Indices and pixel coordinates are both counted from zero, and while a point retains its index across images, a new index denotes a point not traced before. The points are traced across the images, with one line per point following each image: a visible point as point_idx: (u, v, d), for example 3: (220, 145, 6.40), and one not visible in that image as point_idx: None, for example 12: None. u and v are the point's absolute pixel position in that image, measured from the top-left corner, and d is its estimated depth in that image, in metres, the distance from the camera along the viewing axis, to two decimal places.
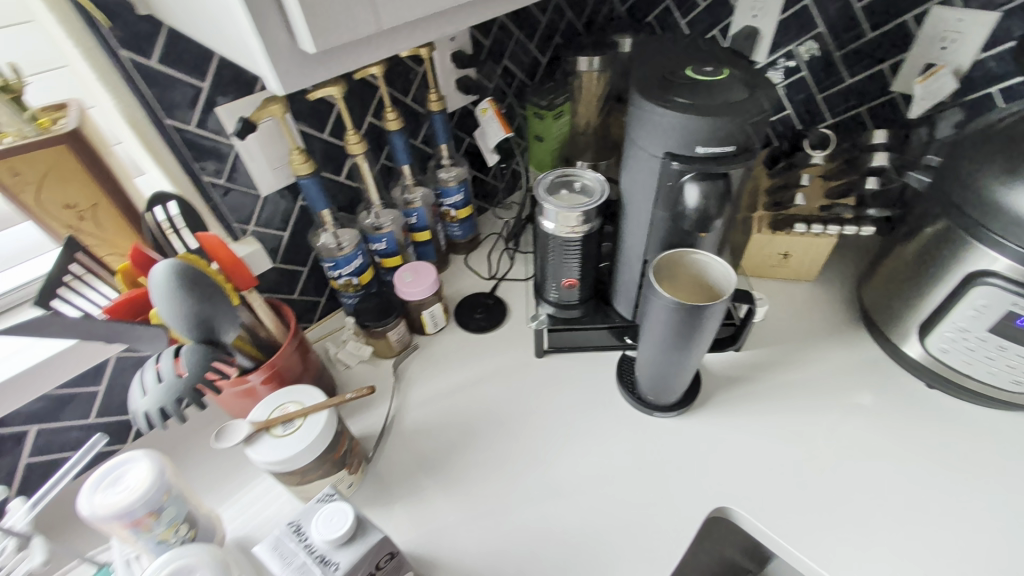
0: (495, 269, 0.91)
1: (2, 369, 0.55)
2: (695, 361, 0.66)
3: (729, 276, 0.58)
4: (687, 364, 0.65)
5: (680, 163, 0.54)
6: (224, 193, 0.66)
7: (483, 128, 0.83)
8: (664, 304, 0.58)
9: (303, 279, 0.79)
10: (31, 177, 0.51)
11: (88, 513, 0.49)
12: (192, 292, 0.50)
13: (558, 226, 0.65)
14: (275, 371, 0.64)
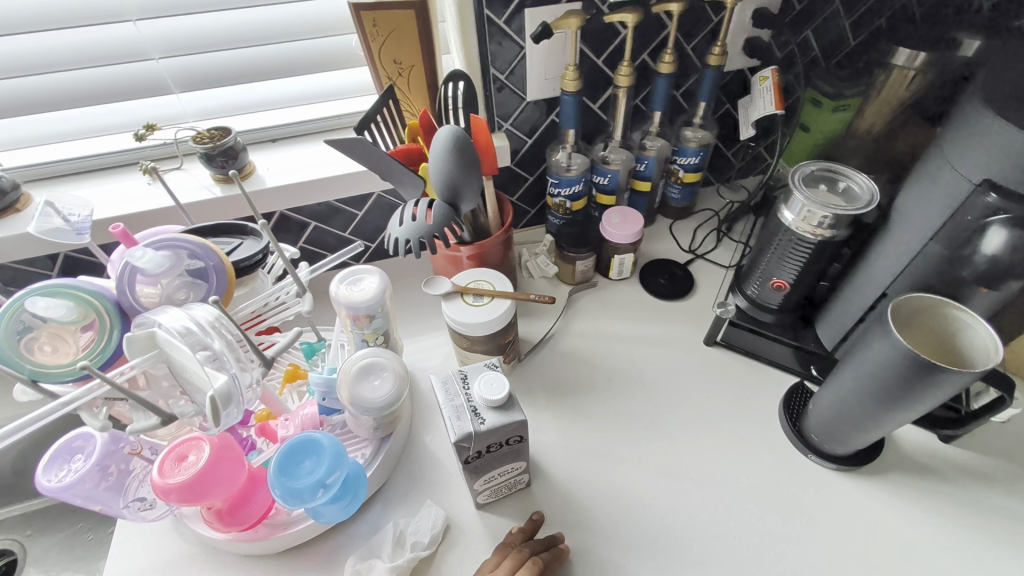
0: (696, 244, 0.88)
1: (317, 171, 0.73)
2: (894, 425, 0.57)
3: (992, 346, 0.48)
4: (881, 424, 0.57)
5: (998, 198, 0.45)
6: (499, 88, 0.74)
7: (753, 98, 0.77)
8: (892, 347, 0.51)
9: (524, 187, 0.86)
10: (383, 30, 0.64)
11: (332, 295, 0.63)
12: (459, 157, 0.58)
13: (797, 220, 0.59)
14: (480, 252, 0.73)
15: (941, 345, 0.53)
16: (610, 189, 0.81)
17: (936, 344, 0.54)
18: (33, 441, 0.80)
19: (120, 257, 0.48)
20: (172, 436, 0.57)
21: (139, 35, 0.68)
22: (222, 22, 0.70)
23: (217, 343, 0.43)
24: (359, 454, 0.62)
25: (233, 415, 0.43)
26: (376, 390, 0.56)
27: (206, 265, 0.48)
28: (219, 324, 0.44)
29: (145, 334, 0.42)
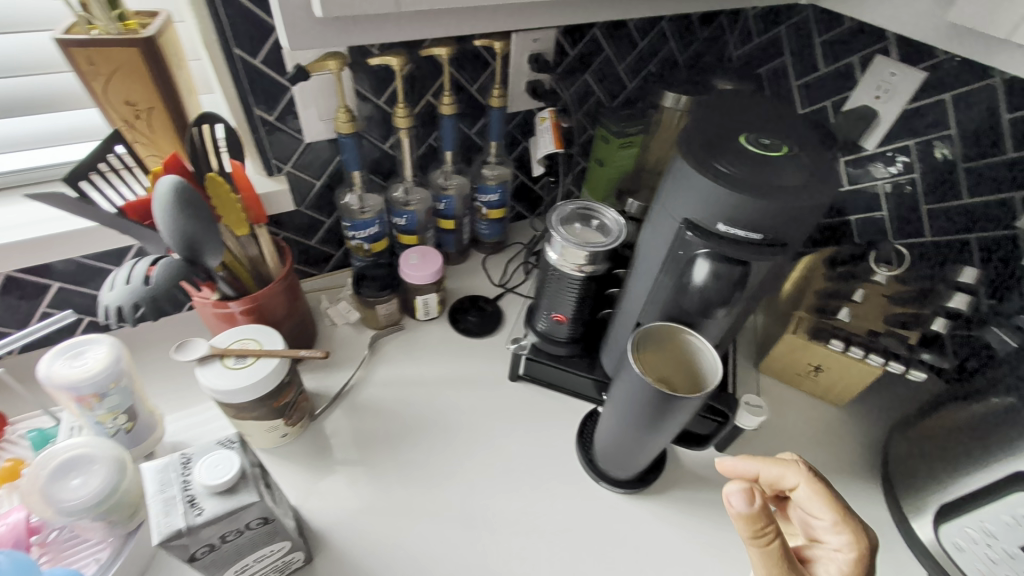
0: (507, 278, 0.92)
1: (42, 227, 0.62)
2: (658, 449, 0.59)
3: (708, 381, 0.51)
4: (646, 450, 0.58)
5: (695, 235, 0.45)
6: (270, 131, 0.70)
7: (537, 137, 0.83)
8: (630, 378, 0.52)
9: (324, 229, 0.84)
10: (103, 69, 0.56)
11: (44, 374, 0.53)
12: (184, 211, 0.52)
13: (563, 260, 0.61)
14: (255, 305, 0.67)
15: (684, 363, 0.56)
16: (409, 230, 0.82)
17: (676, 364, 0.56)
18: None
19: None
20: None
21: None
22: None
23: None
24: (92, 561, 0.50)
25: None
26: (74, 490, 0.48)
27: None
28: None
29: None
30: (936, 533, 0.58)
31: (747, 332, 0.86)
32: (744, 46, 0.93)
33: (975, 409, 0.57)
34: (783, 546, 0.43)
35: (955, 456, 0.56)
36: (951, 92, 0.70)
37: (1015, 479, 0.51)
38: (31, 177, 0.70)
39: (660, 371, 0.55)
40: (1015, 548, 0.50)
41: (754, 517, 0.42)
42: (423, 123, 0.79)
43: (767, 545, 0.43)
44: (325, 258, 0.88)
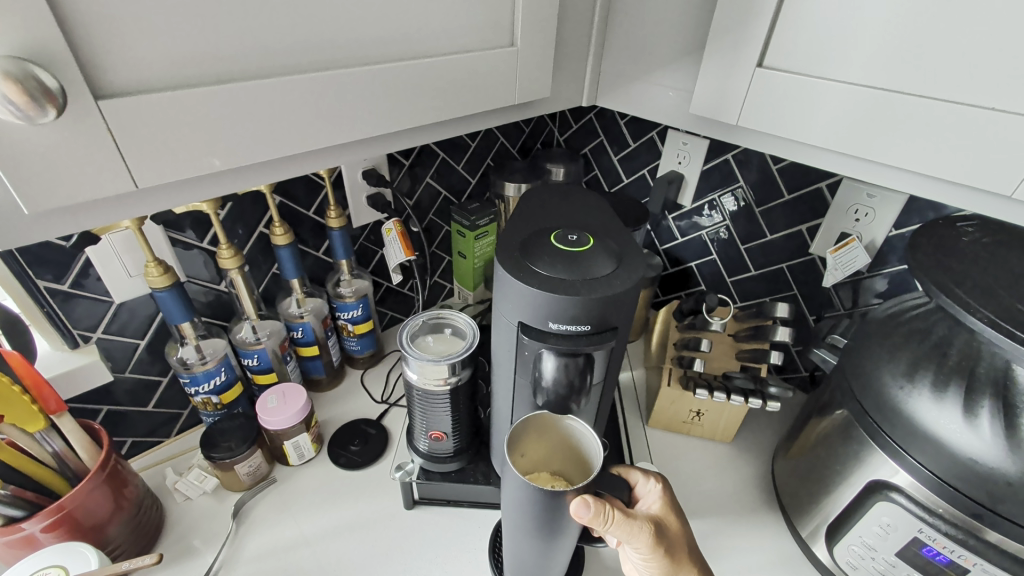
0: (389, 392, 0.87)
1: None
2: (565, 554, 0.55)
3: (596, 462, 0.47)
4: (553, 558, 0.54)
5: (531, 337, 0.46)
6: (64, 300, 0.61)
7: (388, 247, 0.82)
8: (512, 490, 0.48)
9: (161, 389, 0.74)
10: None
11: None
12: None
13: (423, 378, 0.58)
14: (63, 515, 0.54)
15: (569, 447, 0.51)
16: (264, 369, 0.75)
17: (561, 448, 0.51)
18: None
19: None
20: None
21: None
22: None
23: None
24: None
25: None
26: None
27: None
28: None
29: None
30: (831, 554, 0.59)
31: (630, 390, 0.89)
32: (566, 132, 1.03)
33: (827, 424, 0.61)
34: (625, 512, 0.49)
35: (824, 477, 0.60)
36: (732, 153, 0.82)
37: (871, 490, 0.53)
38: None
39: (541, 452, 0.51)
40: (893, 556, 0.52)
41: (597, 513, 0.46)
42: (260, 256, 0.75)
43: (615, 517, 0.47)
44: (170, 419, 0.76)
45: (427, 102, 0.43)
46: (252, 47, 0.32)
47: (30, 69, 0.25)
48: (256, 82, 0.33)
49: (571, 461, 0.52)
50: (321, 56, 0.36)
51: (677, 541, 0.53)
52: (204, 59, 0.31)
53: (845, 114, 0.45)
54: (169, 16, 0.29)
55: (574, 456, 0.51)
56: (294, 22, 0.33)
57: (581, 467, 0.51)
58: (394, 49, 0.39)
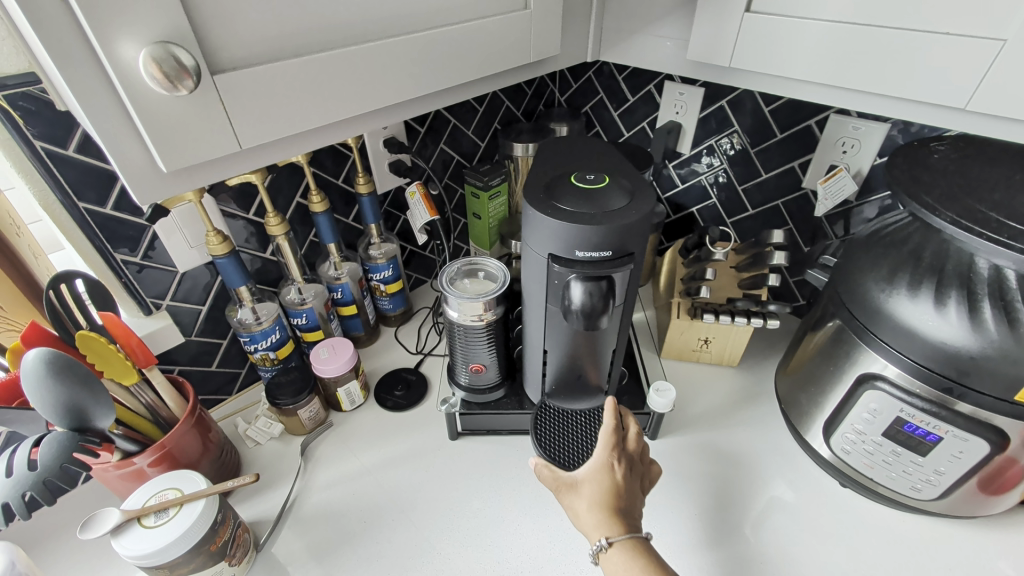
0: (423, 344, 0.95)
1: None
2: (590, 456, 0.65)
3: None
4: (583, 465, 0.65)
5: (561, 265, 0.54)
6: (138, 270, 0.68)
7: (412, 210, 0.89)
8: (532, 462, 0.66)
9: (222, 351, 0.82)
10: None
11: None
12: (66, 379, 0.48)
13: (462, 314, 0.66)
14: (165, 452, 0.63)
15: None
16: (312, 326, 0.83)
17: None
18: None
19: None
20: None
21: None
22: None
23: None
24: None
25: None
26: None
27: None
28: None
29: None
30: (829, 446, 0.68)
31: (643, 328, 0.97)
32: (566, 91, 1.08)
33: (821, 335, 0.69)
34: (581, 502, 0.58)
35: (819, 380, 0.68)
36: (726, 99, 0.88)
37: (860, 382, 0.61)
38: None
39: None
40: (880, 436, 0.61)
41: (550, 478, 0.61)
42: (299, 224, 0.82)
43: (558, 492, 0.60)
44: (231, 378, 0.85)
45: (458, 65, 0.49)
46: (323, 22, 0.38)
47: (171, 51, 0.31)
48: (326, 53, 0.39)
49: None
50: (375, 27, 0.42)
51: (633, 511, 0.57)
52: (288, 34, 0.37)
53: (824, 49, 0.51)
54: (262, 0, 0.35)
55: None
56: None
57: None
58: (430, 17, 0.45)
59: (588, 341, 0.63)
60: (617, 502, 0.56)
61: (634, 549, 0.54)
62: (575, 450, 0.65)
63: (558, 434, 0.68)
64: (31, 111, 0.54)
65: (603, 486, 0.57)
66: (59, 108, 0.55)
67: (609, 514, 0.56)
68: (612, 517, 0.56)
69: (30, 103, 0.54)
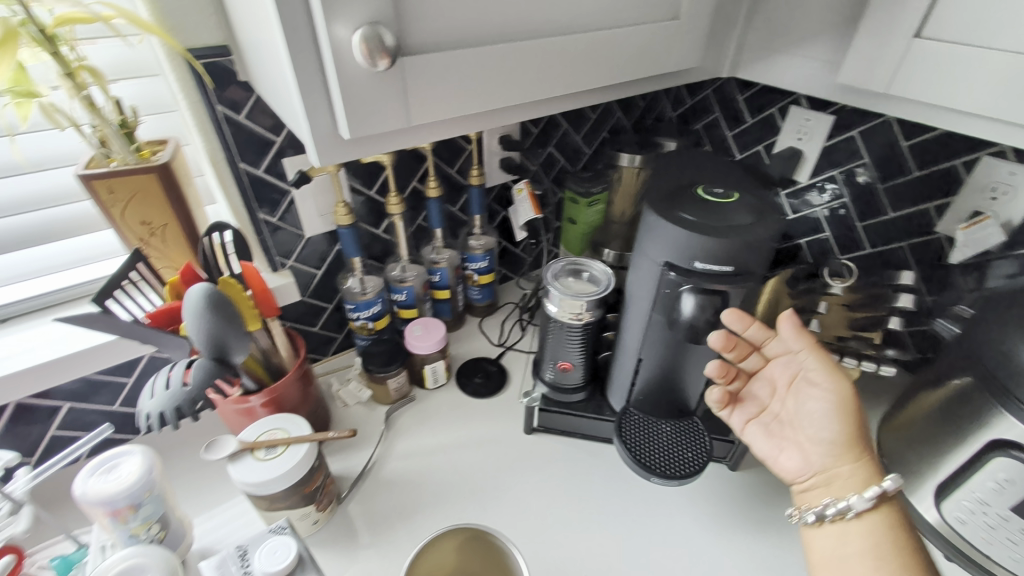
0: (505, 337, 0.98)
1: (53, 350, 0.62)
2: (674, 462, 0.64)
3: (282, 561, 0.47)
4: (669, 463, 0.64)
5: (676, 274, 0.54)
6: (273, 230, 0.75)
7: (517, 206, 0.92)
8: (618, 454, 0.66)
9: (326, 314, 0.88)
10: (121, 196, 0.60)
11: (80, 494, 0.53)
12: (215, 313, 0.55)
13: (561, 311, 0.67)
14: (275, 396, 0.69)
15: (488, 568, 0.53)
16: (410, 303, 0.87)
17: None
18: None
19: None
20: None
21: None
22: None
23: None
24: None
25: None
26: None
27: None
28: None
29: None
30: (939, 512, 0.62)
31: None
32: (679, 107, 1.04)
33: (942, 393, 0.63)
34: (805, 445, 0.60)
35: (935, 440, 0.62)
36: (858, 129, 0.82)
37: (990, 446, 0.56)
38: (61, 297, 0.67)
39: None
40: (1007, 511, 0.55)
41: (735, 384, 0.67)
42: (411, 207, 0.87)
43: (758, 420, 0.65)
44: (330, 340, 0.91)
45: (607, 67, 0.51)
46: (497, 15, 0.41)
47: (378, 31, 0.35)
48: (494, 45, 0.42)
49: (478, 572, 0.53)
50: (539, 24, 0.44)
51: (852, 438, 0.58)
52: (466, 25, 0.40)
53: (1001, 83, 0.48)
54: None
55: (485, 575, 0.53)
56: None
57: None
58: (591, 20, 0.47)
59: (683, 352, 0.64)
60: (846, 440, 0.58)
61: (892, 509, 0.53)
62: (664, 455, 0.65)
63: (644, 436, 0.68)
64: (220, 79, 0.62)
65: (835, 444, 0.58)
66: (240, 78, 0.63)
67: (840, 455, 0.58)
68: (850, 450, 0.57)
69: (222, 71, 0.62)
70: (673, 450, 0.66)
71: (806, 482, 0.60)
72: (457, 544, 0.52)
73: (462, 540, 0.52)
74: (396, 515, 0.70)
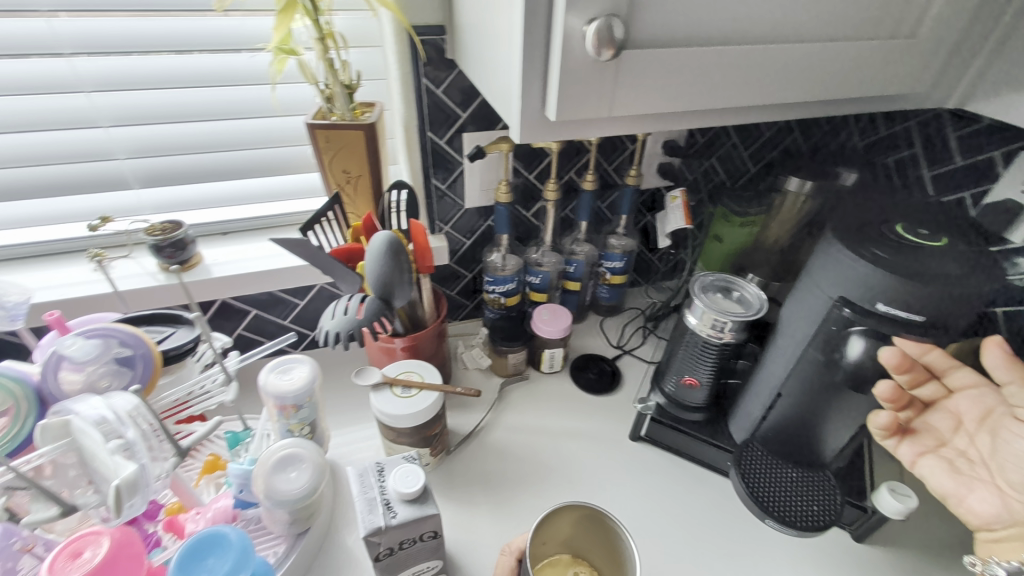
0: (624, 341, 0.97)
1: (258, 263, 0.75)
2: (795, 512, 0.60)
3: (412, 480, 0.52)
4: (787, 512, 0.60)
5: (852, 312, 0.50)
6: (440, 196, 0.82)
7: (667, 213, 0.90)
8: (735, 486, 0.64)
9: (464, 282, 0.94)
10: (334, 145, 0.69)
11: (261, 384, 0.64)
12: (391, 261, 0.63)
13: (700, 324, 0.66)
14: (415, 344, 0.77)
15: (591, 535, 0.55)
16: (542, 288, 0.90)
17: (590, 544, 0.56)
18: None
19: (55, 369, 0.45)
20: (68, 532, 0.52)
21: (73, 72, 0.65)
22: (178, 102, 0.70)
23: (131, 432, 0.41)
24: (270, 552, 0.59)
25: (137, 507, 0.41)
26: (293, 481, 0.56)
27: (134, 354, 0.48)
28: (137, 413, 0.43)
29: (60, 420, 0.42)
30: None
31: None
32: (870, 136, 0.88)
33: None
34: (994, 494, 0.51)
35: None
36: None
37: None
38: (271, 222, 0.81)
39: (580, 543, 0.56)
40: None
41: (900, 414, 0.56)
42: (564, 196, 0.91)
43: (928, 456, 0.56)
44: (461, 307, 0.98)
45: (804, 82, 0.49)
46: (707, 19, 0.43)
47: (611, 22, 0.38)
48: (697, 47, 0.44)
49: (579, 539, 0.56)
50: (745, 30, 0.45)
51: None
52: (677, 26, 0.42)
53: None
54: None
55: (585, 540, 0.56)
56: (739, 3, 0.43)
57: (587, 543, 0.56)
58: (798, 31, 0.46)
59: (833, 399, 0.59)
60: None
61: None
62: (783, 501, 0.61)
63: (764, 473, 0.64)
64: (432, 55, 0.70)
65: None
66: (448, 56, 0.70)
67: None
68: None
69: (435, 49, 0.69)
70: (794, 499, 0.62)
71: (999, 531, 0.51)
72: (576, 516, 0.53)
73: (581, 514, 0.53)
74: (495, 481, 0.74)
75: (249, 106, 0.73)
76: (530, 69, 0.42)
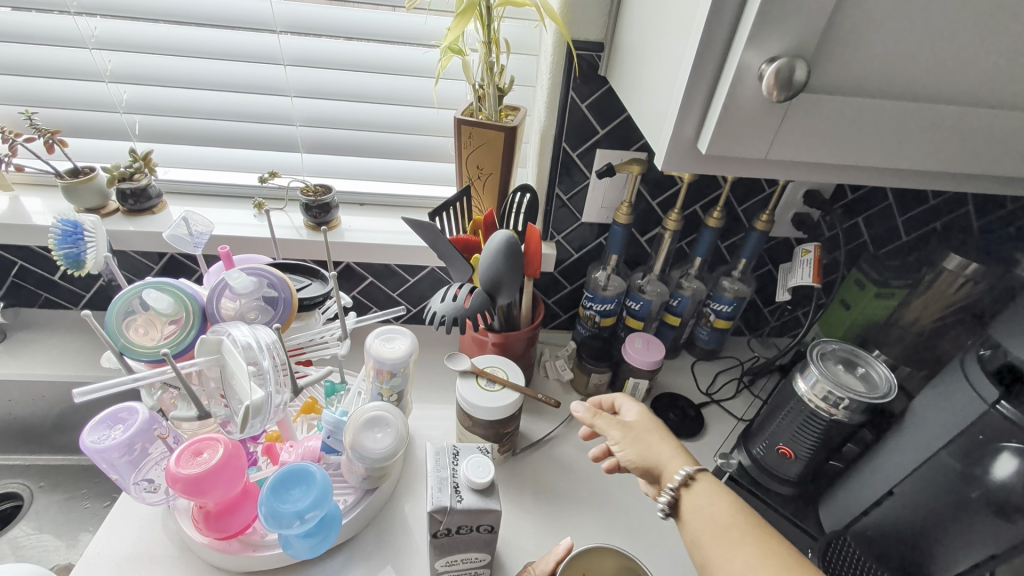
0: (714, 389, 0.92)
1: (384, 237, 0.81)
2: None
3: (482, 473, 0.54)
4: None
5: (1008, 405, 0.46)
6: (559, 206, 0.84)
7: (794, 266, 0.84)
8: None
9: (562, 293, 0.95)
10: (474, 142, 0.73)
11: (367, 346, 0.69)
12: (507, 261, 0.66)
13: (810, 392, 0.61)
14: (505, 342, 0.79)
15: None
16: (641, 315, 0.87)
17: None
18: (94, 408, 0.87)
19: (219, 294, 0.53)
20: (194, 432, 0.61)
21: (280, 47, 0.75)
22: (353, 84, 0.79)
23: (265, 362, 0.48)
24: (341, 499, 0.64)
25: (257, 426, 0.48)
26: (377, 442, 0.60)
27: (278, 296, 0.55)
28: (274, 348, 0.50)
29: (215, 338, 0.49)
30: None
31: None
32: None
33: None
34: None
35: None
36: None
37: None
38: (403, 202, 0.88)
39: None
40: None
41: None
42: (684, 228, 0.88)
43: None
44: (554, 316, 0.98)
45: (990, 153, 0.45)
46: (893, 71, 0.40)
47: (794, 64, 0.36)
48: (874, 99, 0.41)
49: None
50: (933, 89, 0.41)
51: None
52: (856, 75, 0.40)
53: None
54: (859, 43, 0.39)
55: None
56: (934, 60, 0.40)
57: None
58: (999, 97, 0.42)
59: (956, 518, 0.51)
60: None
61: None
62: None
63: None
64: (585, 70, 0.71)
65: None
66: (600, 73, 0.71)
67: None
68: None
69: (588, 64, 0.71)
70: None
71: None
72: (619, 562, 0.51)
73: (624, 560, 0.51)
74: (553, 496, 0.74)
75: (408, 95, 0.80)
76: (690, 100, 0.42)
